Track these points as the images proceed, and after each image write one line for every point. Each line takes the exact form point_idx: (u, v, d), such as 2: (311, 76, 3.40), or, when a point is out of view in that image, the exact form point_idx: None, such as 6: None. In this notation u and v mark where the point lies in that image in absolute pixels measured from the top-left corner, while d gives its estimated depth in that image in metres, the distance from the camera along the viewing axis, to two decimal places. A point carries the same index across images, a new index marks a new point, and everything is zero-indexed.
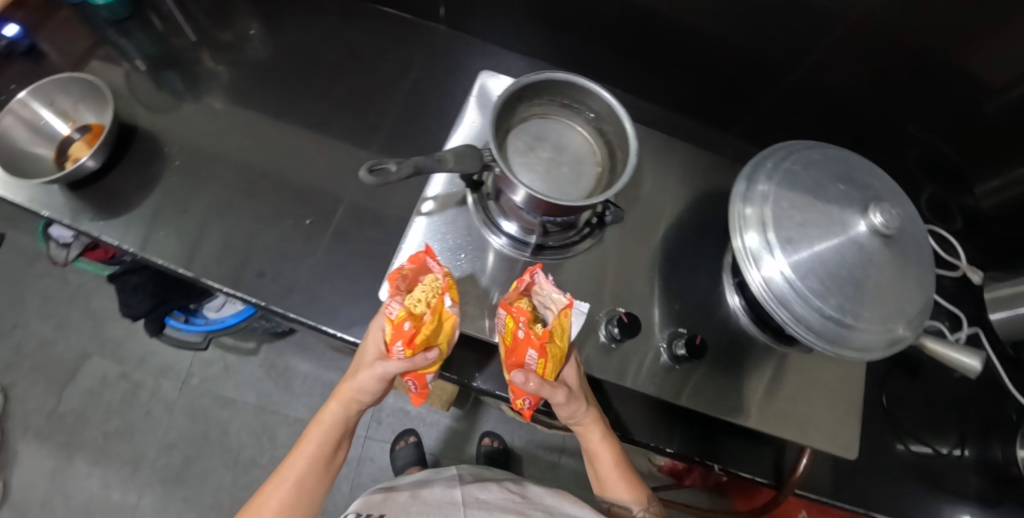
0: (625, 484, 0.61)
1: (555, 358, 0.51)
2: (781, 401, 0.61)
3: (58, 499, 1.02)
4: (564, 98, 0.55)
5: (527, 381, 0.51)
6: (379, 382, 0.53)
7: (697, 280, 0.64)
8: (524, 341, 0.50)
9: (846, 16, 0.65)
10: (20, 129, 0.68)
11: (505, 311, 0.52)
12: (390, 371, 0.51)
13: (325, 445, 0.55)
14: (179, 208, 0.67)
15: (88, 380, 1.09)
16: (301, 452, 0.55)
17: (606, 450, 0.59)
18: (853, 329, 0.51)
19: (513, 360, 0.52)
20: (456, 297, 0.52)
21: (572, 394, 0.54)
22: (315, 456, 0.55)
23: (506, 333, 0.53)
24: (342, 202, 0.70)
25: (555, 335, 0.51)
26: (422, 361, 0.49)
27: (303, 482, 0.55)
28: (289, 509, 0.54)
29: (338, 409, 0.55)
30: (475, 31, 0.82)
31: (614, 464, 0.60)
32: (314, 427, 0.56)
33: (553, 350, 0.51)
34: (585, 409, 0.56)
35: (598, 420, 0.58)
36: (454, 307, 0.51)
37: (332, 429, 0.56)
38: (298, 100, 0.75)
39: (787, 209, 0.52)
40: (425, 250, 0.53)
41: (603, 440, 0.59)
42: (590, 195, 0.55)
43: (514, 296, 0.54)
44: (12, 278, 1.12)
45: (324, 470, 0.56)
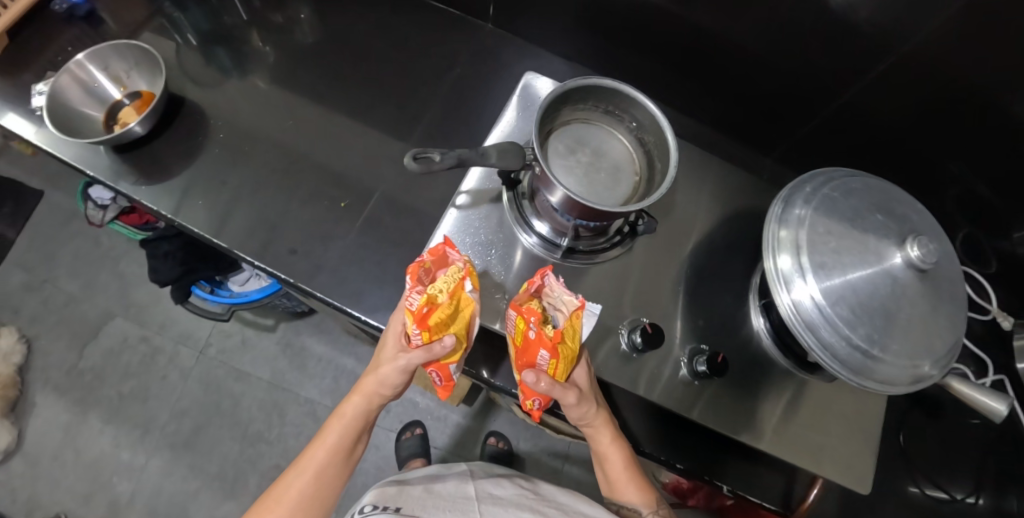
0: (636, 485, 0.60)
1: (567, 359, 0.52)
2: (796, 426, 0.61)
3: (69, 453, 1.05)
4: (608, 106, 0.55)
5: (538, 381, 0.51)
6: (402, 375, 0.54)
7: (723, 298, 0.63)
8: (536, 341, 0.51)
9: (896, 48, 0.64)
10: (75, 89, 0.70)
11: (516, 312, 0.52)
12: (412, 363, 0.52)
13: (346, 438, 0.56)
14: (218, 179, 0.69)
15: (109, 340, 1.12)
16: (321, 443, 0.56)
17: (615, 450, 0.59)
18: (880, 361, 0.50)
19: (524, 360, 0.52)
20: (476, 284, 0.52)
21: (582, 395, 0.54)
22: (336, 446, 0.56)
23: (516, 333, 0.53)
24: (377, 189, 0.71)
25: (567, 335, 0.52)
26: (438, 348, 0.50)
27: (323, 473, 0.55)
28: (309, 500, 0.54)
29: (360, 402, 0.56)
30: (521, 33, 0.83)
31: (624, 467, 0.60)
32: (336, 420, 0.57)
33: (564, 351, 0.51)
34: (594, 411, 0.56)
35: (607, 421, 0.58)
36: (475, 293, 0.52)
37: (352, 422, 0.56)
38: (342, 85, 0.77)
39: (823, 234, 0.52)
40: (444, 241, 0.53)
41: (612, 442, 0.59)
42: (626, 203, 0.55)
43: (524, 297, 0.53)
44: (47, 235, 1.15)
45: (343, 463, 0.57)
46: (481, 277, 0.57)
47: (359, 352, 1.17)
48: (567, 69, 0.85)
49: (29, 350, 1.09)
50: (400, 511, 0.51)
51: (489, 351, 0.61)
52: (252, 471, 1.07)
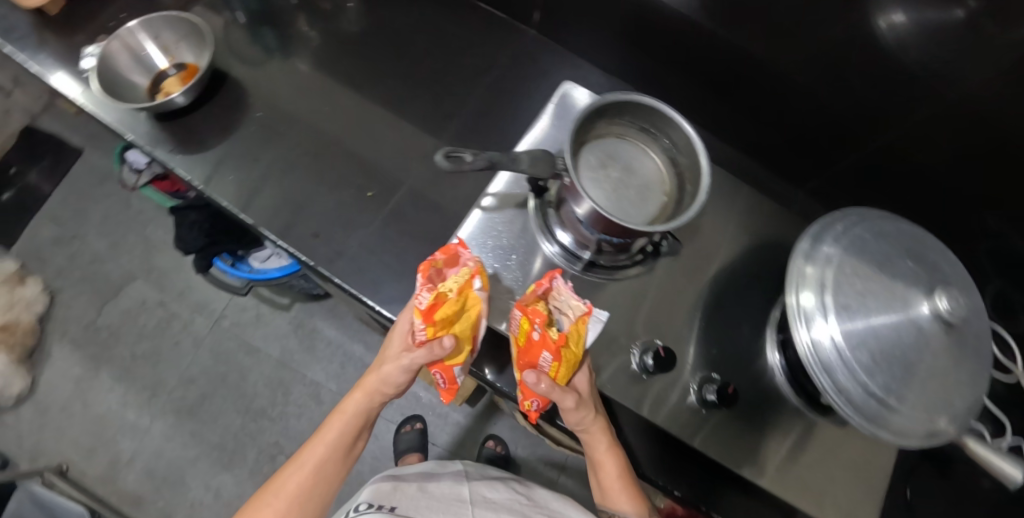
0: (627, 496, 0.60)
1: (569, 363, 0.52)
2: (797, 464, 0.59)
3: (78, 406, 1.07)
4: (644, 123, 0.55)
5: (538, 381, 0.51)
6: (406, 373, 0.54)
7: (739, 328, 0.62)
8: (540, 343, 0.52)
9: (942, 94, 0.63)
10: (124, 55, 0.71)
11: (521, 312, 0.52)
12: (415, 362, 0.52)
13: (346, 435, 0.57)
14: (252, 157, 0.70)
15: (128, 301, 1.14)
16: (322, 438, 0.56)
17: (612, 457, 0.59)
18: (893, 410, 0.49)
19: (526, 357, 0.52)
20: (486, 283, 0.52)
21: (582, 400, 0.54)
22: (337, 443, 0.56)
23: (519, 333, 0.53)
24: (404, 183, 0.71)
25: (570, 340, 0.52)
26: (439, 346, 0.50)
27: (321, 469, 0.55)
28: (306, 495, 0.54)
29: (362, 400, 0.57)
30: (562, 41, 0.84)
31: (618, 476, 0.59)
32: (336, 416, 0.57)
33: (567, 355, 0.52)
34: (592, 417, 0.56)
35: (604, 429, 0.58)
36: (482, 293, 0.52)
37: (354, 418, 0.57)
38: (381, 77, 0.77)
39: (850, 275, 0.51)
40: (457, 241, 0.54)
41: (608, 449, 0.59)
42: (652, 222, 0.54)
43: (531, 298, 0.53)
44: (79, 192, 1.18)
45: (342, 460, 0.57)
46: (499, 280, 0.57)
47: (368, 340, 1.17)
48: (607, 82, 0.85)
49: (51, 302, 1.12)
50: (396, 511, 0.50)
51: (497, 354, 0.60)
52: (251, 445, 1.08)
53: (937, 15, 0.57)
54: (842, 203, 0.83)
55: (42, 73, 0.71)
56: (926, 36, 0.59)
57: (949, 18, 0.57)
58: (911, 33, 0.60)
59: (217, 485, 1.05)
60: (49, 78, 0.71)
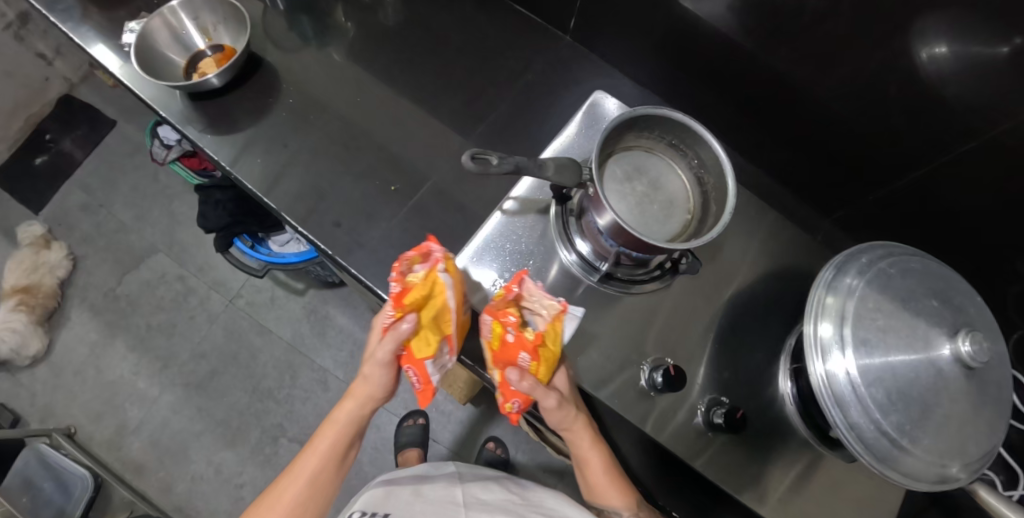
0: (616, 490, 0.59)
1: (548, 362, 0.52)
2: (797, 495, 0.59)
3: (91, 371, 1.09)
4: (674, 139, 0.53)
5: (521, 379, 0.51)
6: (384, 369, 0.54)
7: (753, 354, 0.62)
8: (516, 344, 0.52)
9: (982, 132, 0.61)
10: (163, 33, 0.72)
11: (491, 317, 0.52)
12: (386, 352, 0.53)
13: (339, 444, 0.57)
14: (281, 143, 0.71)
15: (148, 272, 1.15)
16: (314, 450, 0.57)
17: (597, 453, 0.59)
18: (905, 451, 0.48)
19: (501, 358, 0.52)
20: (453, 271, 0.51)
21: (563, 398, 0.55)
22: (329, 453, 0.57)
23: (492, 338, 0.52)
24: (429, 179, 0.72)
25: (547, 338, 0.52)
26: (402, 326, 0.51)
27: (316, 481, 0.56)
28: (302, 506, 0.55)
29: (353, 408, 0.57)
30: (598, 51, 0.83)
31: (604, 468, 0.59)
32: (328, 427, 0.57)
33: (545, 354, 0.52)
34: (574, 415, 0.56)
35: (586, 425, 0.58)
36: (445, 277, 0.50)
37: (346, 428, 0.57)
38: (413, 73, 0.78)
39: (871, 309, 0.49)
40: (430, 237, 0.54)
41: (591, 445, 0.58)
42: (673, 240, 0.53)
43: (502, 303, 0.52)
44: (109, 163, 1.19)
45: (336, 470, 0.58)
46: None
47: None
48: (637, 94, 0.84)
49: (74, 268, 1.14)
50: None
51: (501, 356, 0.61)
52: (256, 425, 1.09)
53: (980, 51, 0.55)
54: (869, 235, 0.82)
55: (83, 45, 0.73)
56: (970, 71, 0.57)
57: (993, 54, 0.54)
58: (950, 65, 0.58)
59: (218, 461, 1.07)
60: (89, 50, 0.73)
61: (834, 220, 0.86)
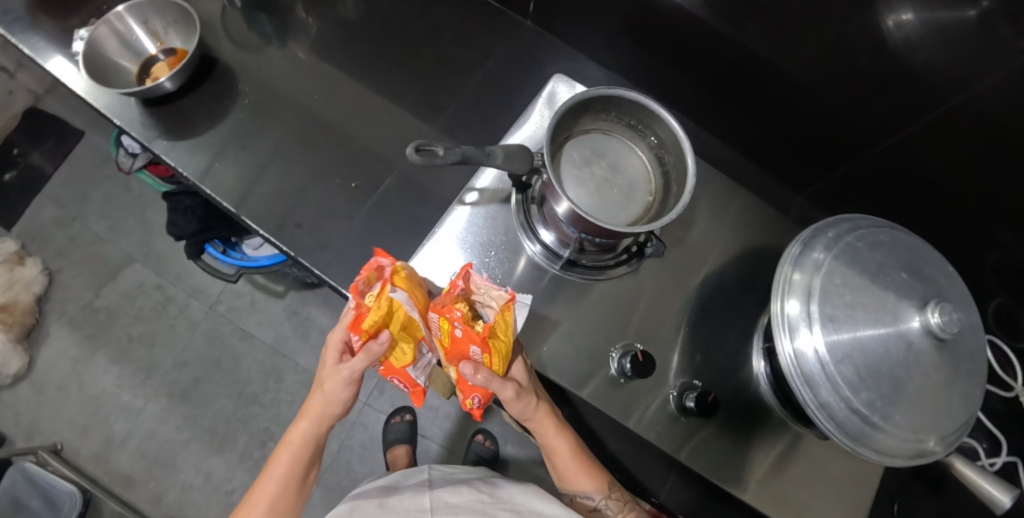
0: (586, 475, 0.62)
1: (501, 353, 0.50)
2: (774, 474, 0.59)
3: (74, 386, 1.06)
4: (632, 119, 0.50)
5: (476, 373, 0.48)
6: (349, 384, 0.54)
7: (725, 336, 0.61)
8: (465, 338, 0.48)
9: (950, 99, 0.60)
10: (112, 40, 0.70)
11: (438, 314, 0.49)
12: (358, 369, 0.52)
13: (296, 465, 0.58)
14: (241, 144, 0.69)
15: (127, 283, 1.12)
16: (272, 475, 0.58)
17: (563, 441, 0.60)
18: (876, 426, 0.47)
19: (455, 354, 0.50)
20: (406, 286, 0.49)
21: (522, 388, 0.53)
22: (287, 475, 0.58)
23: (442, 336, 0.50)
24: (391, 174, 0.71)
25: (499, 329, 0.50)
26: (376, 347, 0.49)
27: (277, 504, 0.58)
28: None
29: (308, 428, 0.57)
30: (561, 36, 0.82)
31: (573, 455, 0.62)
32: (284, 449, 0.58)
33: (497, 345, 0.49)
34: (535, 404, 0.56)
35: (549, 414, 0.58)
36: (400, 293, 0.48)
37: (301, 449, 0.58)
38: (374, 67, 0.76)
39: (839, 285, 0.48)
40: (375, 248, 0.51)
41: (556, 433, 0.60)
42: (634, 225, 0.50)
43: (451, 299, 0.50)
44: (81, 174, 1.15)
45: (297, 489, 0.59)
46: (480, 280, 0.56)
47: None
48: (602, 76, 0.83)
49: (50, 283, 1.10)
50: None
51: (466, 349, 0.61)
52: (243, 430, 1.08)
53: (950, 17, 0.54)
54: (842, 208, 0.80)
55: (37, 58, 0.72)
56: (936, 39, 0.56)
57: (961, 19, 0.54)
58: (919, 32, 0.57)
59: (208, 469, 1.06)
60: (43, 62, 0.72)
61: (806, 196, 0.85)
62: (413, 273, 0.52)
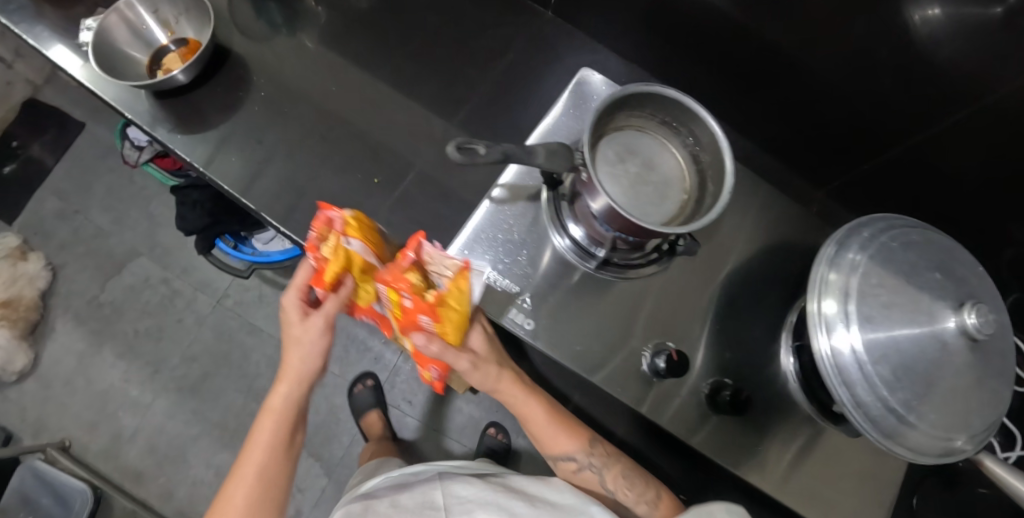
0: (563, 434, 0.65)
1: (453, 323, 0.52)
2: (800, 467, 0.59)
3: (81, 381, 1.05)
4: (667, 117, 0.49)
5: (428, 343, 0.52)
6: (324, 335, 0.58)
7: (752, 333, 0.61)
8: (413, 310, 0.52)
9: (980, 98, 0.59)
10: (122, 29, 0.67)
11: (387, 287, 0.52)
12: (330, 315, 0.57)
13: (280, 430, 0.58)
14: (258, 139, 0.68)
15: (131, 277, 1.10)
16: (256, 443, 0.57)
17: (532, 405, 0.64)
18: (909, 423, 0.47)
19: (406, 324, 0.53)
20: (360, 240, 0.52)
21: (478, 357, 0.58)
22: (273, 441, 0.58)
23: (393, 305, 0.53)
24: (413, 169, 0.70)
25: (448, 300, 0.51)
26: (344, 290, 0.55)
27: (267, 470, 0.57)
28: (258, 500, 0.55)
29: (287, 391, 0.58)
30: (583, 28, 0.80)
31: (545, 417, 0.65)
32: (265, 417, 0.58)
33: (448, 315, 0.52)
34: (495, 370, 0.60)
35: (512, 380, 0.62)
36: (353, 244, 0.52)
37: (284, 414, 0.58)
38: (392, 59, 0.75)
39: (876, 285, 0.48)
40: (323, 202, 0.54)
41: (524, 397, 0.64)
42: (669, 224, 0.49)
43: (401, 268, 0.52)
44: (81, 166, 1.13)
45: (284, 455, 0.59)
46: (510, 277, 0.55)
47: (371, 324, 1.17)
48: (623, 67, 0.81)
49: (54, 277, 1.09)
50: None
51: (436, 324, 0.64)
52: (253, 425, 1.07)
53: (972, 11, 0.54)
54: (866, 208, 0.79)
55: (40, 47, 0.70)
56: (962, 35, 0.55)
57: (985, 15, 0.53)
58: (943, 28, 0.56)
59: (218, 464, 1.04)
60: (45, 52, 0.70)
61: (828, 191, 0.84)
62: (364, 219, 0.54)
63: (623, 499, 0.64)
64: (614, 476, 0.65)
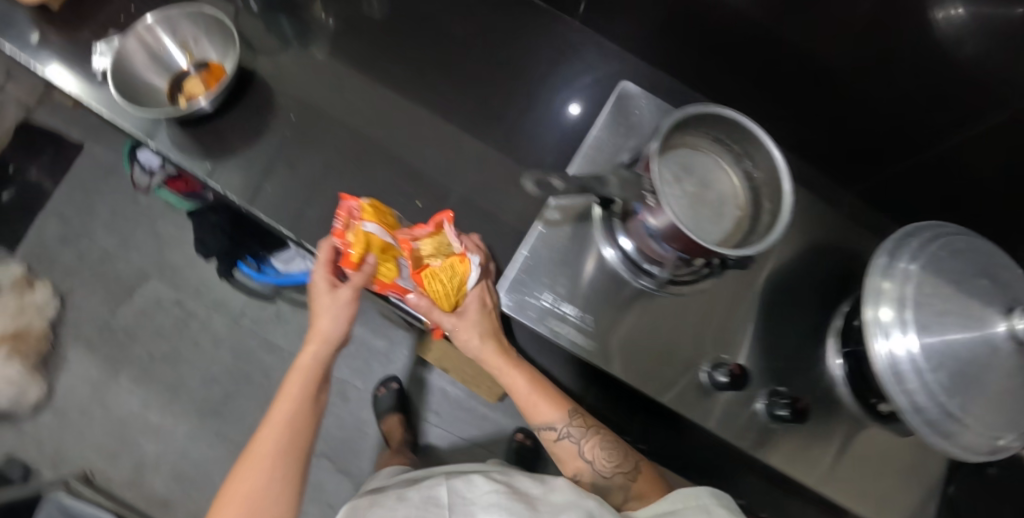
0: (546, 404, 0.60)
1: (440, 290, 0.58)
2: (849, 469, 0.60)
3: (98, 410, 1.02)
4: (720, 134, 0.50)
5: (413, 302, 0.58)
6: (350, 305, 0.59)
7: (801, 339, 0.62)
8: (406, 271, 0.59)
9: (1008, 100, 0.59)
10: (140, 53, 0.65)
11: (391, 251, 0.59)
12: (358, 287, 0.58)
13: (309, 384, 0.58)
14: (291, 166, 0.66)
15: (143, 300, 1.07)
16: (288, 395, 0.57)
17: (518, 374, 0.60)
18: (965, 427, 0.49)
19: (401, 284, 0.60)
20: (376, 221, 0.56)
21: (466, 322, 0.58)
22: (303, 395, 0.57)
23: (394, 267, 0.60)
24: (454, 191, 0.68)
25: (439, 270, 0.57)
26: (367, 268, 0.57)
27: (298, 418, 0.55)
28: (293, 447, 0.54)
29: (319, 349, 0.59)
30: (609, 35, 0.78)
31: (530, 388, 0.60)
32: (297, 371, 0.58)
33: (437, 283, 0.58)
34: (480, 339, 0.59)
35: (499, 350, 0.60)
36: (370, 225, 0.56)
37: (314, 371, 0.58)
38: (419, 74, 0.73)
39: (929, 294, 0.49)
40: (342, 195, 0.59)
41: (508, 366, 0.60)
42: (728, 240, 0.50)
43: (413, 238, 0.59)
44: (83, 188, 1.09)
45: (313, 410, 0.58)
46: (567, 299, 0.56)
47: (392, 336, 1.17)
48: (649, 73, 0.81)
49: (62, 305, 1.06)
50: None
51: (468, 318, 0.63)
52: None
53: (996, 11, 0.53)
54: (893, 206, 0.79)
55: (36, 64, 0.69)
56: (987, 34, 0.55)
57: (1012, 14, 0.53)
58: (967, 28, 0.56)
59: None
60: (42, 69, 0.69)
61: (855, 193, 0.83)
62: (379, 207, 0.59)
63: (600, 469, 0.60)
64: (591, 447, 0.61)
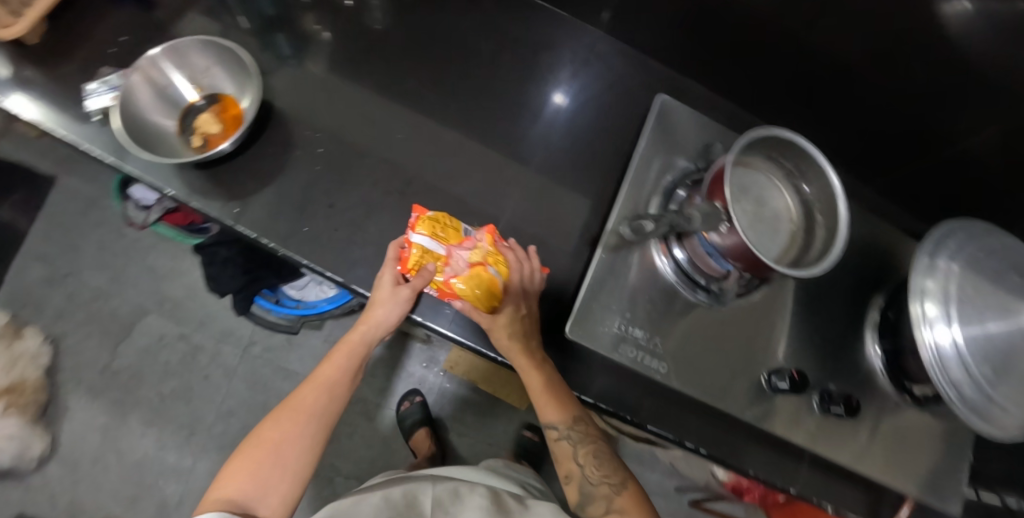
0: (555, 407, 0.58)
1: (475, 292, 0.57)
2: (909, 459, 0.62)
3: (111, 456, 0.98)
4: (774, 153, 0.52)
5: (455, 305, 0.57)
6: (402, 306, 0.57)
7: (843, 335, 0.65)
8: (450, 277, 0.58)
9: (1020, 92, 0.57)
10: (146, 89, 0.61)
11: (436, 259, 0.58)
12: (417, 288, 0.56)
13: (354, 360, 0.59)
14: (327, 202, 0.62)
15: (145, 338, 1.03)
16: (332, 363, 0.59)
17: (535, 376, 0.57)
18: (1006, 414, 0.51)
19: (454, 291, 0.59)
20: (428, 230, 0.58)
21: (507, 324, 0.57)
22: (348, 368, 0.59)
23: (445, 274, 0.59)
24: (501, 218, 0.66)
25: (471, 272, 0.57)
26: (423, 274, 0.57)
27: (335, 393, 0.58)
28: (325, 410, 0.58)
29: (366, 331, 0.58)
30: (632, 40, 0.76)
31: (546, 391, 0.58)
32: (342, 346, 0.60)
33: (472, 285, 0.57)
34: (509, 339, 0.56)
35: (522, 351, 0.57)
36: (421, 235, 0.58)
37: (355, 349, 0.59)
38: (444, 92, 0.70)
39: (969, 292, 0.53)
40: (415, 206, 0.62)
41: (529, 368, 0.57)
42: (784, 254, 0.52)
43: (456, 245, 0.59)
44: (65, 225, 1.04)
45: (350, 385, 0.60)
46: (632, 320, 0.58)
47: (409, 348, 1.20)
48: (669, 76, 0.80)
49: (57, 350, 1.00)
50: None
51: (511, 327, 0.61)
52: None
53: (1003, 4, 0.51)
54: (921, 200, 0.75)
55: None
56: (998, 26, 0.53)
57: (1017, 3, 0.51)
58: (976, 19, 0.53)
59: None
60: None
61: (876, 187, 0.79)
62: (444, 217, 0.61)
63: (587, 476, 0.62)
64: (586, 452, 0.62)
